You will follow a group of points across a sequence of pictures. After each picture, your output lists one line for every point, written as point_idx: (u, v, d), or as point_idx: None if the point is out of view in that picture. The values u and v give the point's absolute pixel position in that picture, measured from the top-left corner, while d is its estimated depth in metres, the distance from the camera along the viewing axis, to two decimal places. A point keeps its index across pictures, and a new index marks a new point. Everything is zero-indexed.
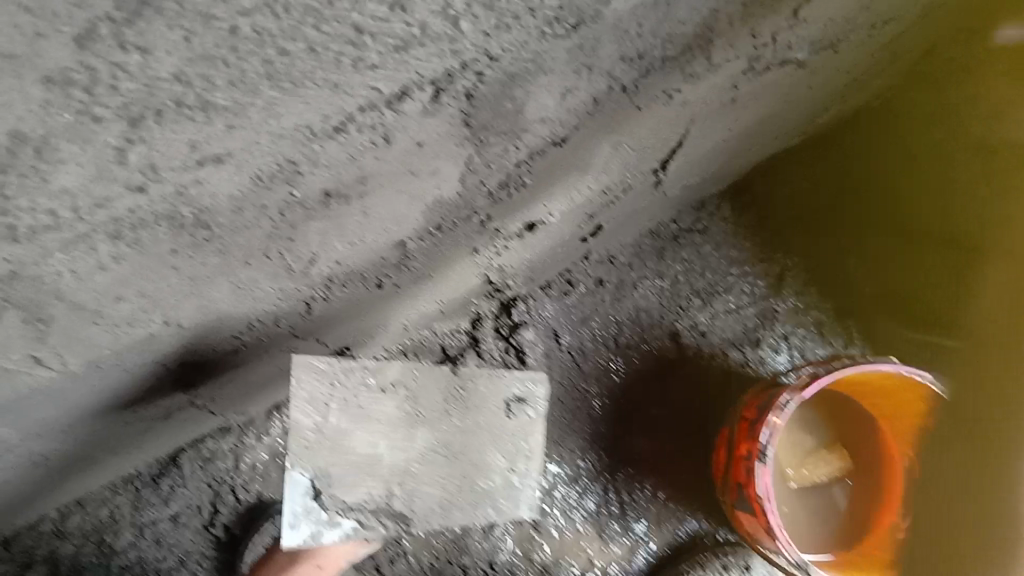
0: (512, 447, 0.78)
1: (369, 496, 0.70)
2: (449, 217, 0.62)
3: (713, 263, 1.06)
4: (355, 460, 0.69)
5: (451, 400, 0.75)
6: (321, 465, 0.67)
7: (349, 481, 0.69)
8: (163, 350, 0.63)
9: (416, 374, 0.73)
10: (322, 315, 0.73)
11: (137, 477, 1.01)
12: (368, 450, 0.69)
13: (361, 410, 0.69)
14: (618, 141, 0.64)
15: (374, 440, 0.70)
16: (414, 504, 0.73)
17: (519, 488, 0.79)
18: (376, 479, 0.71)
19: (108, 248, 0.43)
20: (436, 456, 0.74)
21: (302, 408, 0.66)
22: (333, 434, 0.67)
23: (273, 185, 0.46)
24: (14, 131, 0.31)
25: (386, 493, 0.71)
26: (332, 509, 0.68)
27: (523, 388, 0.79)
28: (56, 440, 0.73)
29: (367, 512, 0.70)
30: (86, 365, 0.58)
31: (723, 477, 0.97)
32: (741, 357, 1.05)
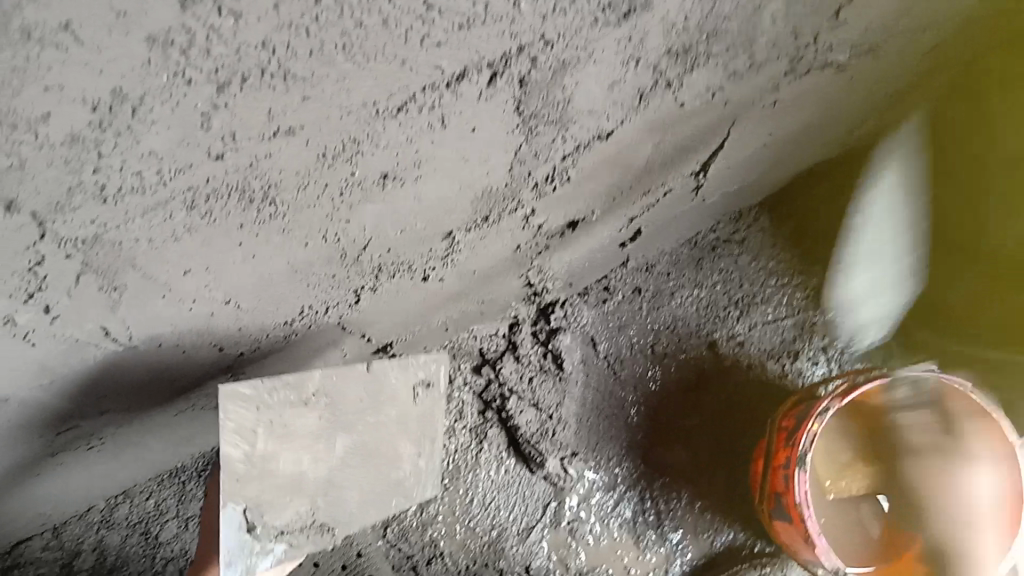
0: (420, 431, 0.76)
1: (296, 516, 0.64)
2: (496, 209, 0.65)
3: (751, 273, 1.07)
4: (282, 483, 0.62)
5: (364, 401, 0.69)
6: (253, 495, 0.60)
7: (278, 504, 0.62)
8: (220, 331, 0.66)
9: (333, 378, 0.66)
10: (369, 308, 0.76)
11: (183, 471, 1.05)
12: (293, 470, 0.63)
13: (288, 428, 0.62)
14: (659, 139, 0.67)
15: (298, 458, 0.64)
16: (339, 511, 0.68)
17: (428, 473, 0.78)
18: (302, 497, 0.64)
19: (183, 218, 0.46)
20: (356, 458, 0.69)
21: (233, 442, 0.58)
22: (261, 461, 0.60)
23: (336, 164, 0.49)
24: (115, 89, 0.34)
25: (310, 509, 0.65)
26: (264, 536, 0.61)
27: (427, 370, 0.76)
28: (112, 420, 0.76)
29: (297, 533, 0.64)
30: (148, 340, 0.61)
31: (761, 486, 0.98)
32: (779, 367, 1.07)
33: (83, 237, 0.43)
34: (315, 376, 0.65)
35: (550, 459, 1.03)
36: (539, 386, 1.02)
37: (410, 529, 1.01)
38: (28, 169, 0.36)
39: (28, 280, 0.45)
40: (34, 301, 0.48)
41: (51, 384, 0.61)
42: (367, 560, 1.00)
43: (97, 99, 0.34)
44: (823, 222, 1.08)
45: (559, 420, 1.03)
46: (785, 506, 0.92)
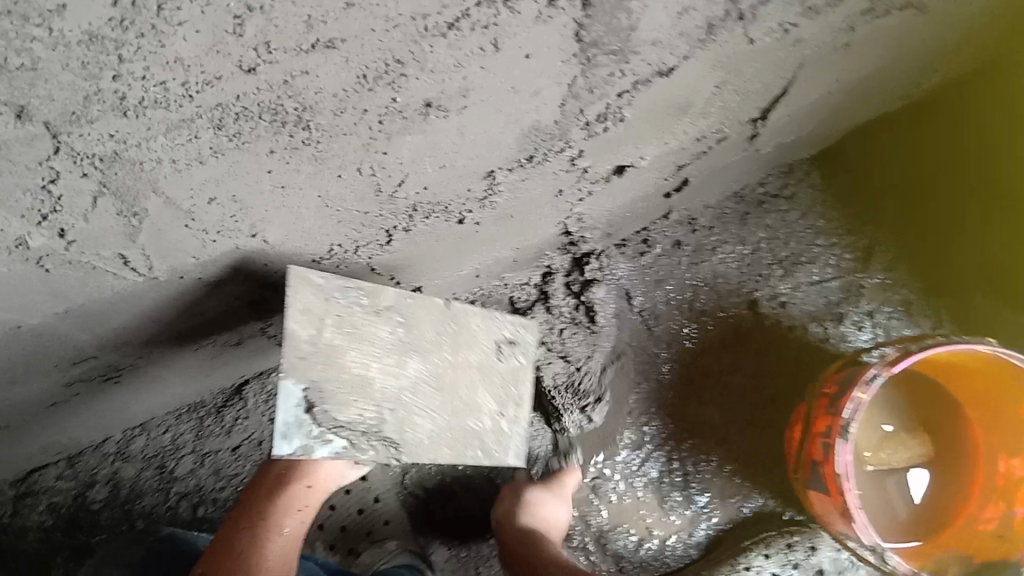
0: (502, 387, 0.69)
1: (360, 418, 0.60)
2: (542, 148, 0.60)
3: (798, 231, 1.03)
4: (345, 379, 0.60)
5: (442, 334, 0.66)
6: (314, 377, 0.58)
7: (342, 398, 0.59)
8: (244, 267, 0.62)
9: (407, 302, 0.65)
10: (399, 249, 0.71)
11: (202, 406, 1.01)
12: (359, 371, 0.61)
13: (355, 329, 0.61)
14: (720, 80, 0.62)
15: (365, 363, 0.61)
16: (404, 432, 0.63)
17: (511, 435, 0.69)
18: (369, 402, 0.61)
19: (209, 138, 0.42)
20: (427, 386, 0.65)
21: (298, 319, 0.58)
22: (325, 350, 0.59)
23: (376, 87, 0.44)
24: None
25: (376, 418, 0.61)
26: (323, 425, 0.58)
27: (515, 331, 0.71)
28: (130, 355, 0.74)
29: (359, 432, 0.60)
30: (170, 274, 0.57)
31: (797, 455, 0.95)
32: (821, 330, 1.02)
33: (101, 154, 0.40)
34: (390, 292, 0.64)
35: (569, 415, 0.98)
36: (570, 338, 0.97)
37: (429, 477, 1.00)
38: (40, 70, 0.32)
39: (43, 199, 0.42)
40: (48, 224, 0.44)
41: (68, 314, 0.58)
42: (384, 506, 0.99)
43: None
44: (856, 191, 1.04)
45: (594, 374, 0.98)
46: (823, 477, 0.89)
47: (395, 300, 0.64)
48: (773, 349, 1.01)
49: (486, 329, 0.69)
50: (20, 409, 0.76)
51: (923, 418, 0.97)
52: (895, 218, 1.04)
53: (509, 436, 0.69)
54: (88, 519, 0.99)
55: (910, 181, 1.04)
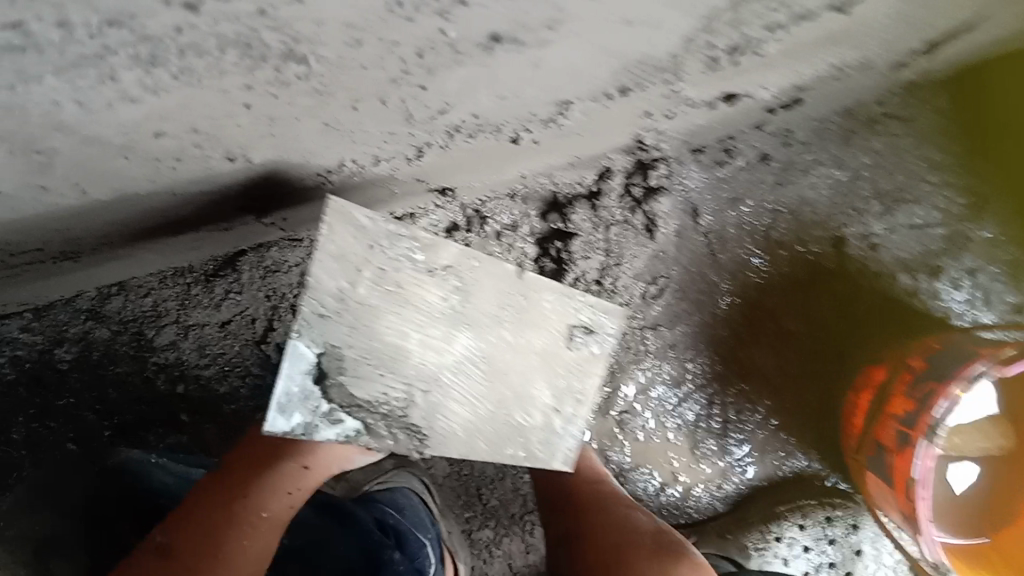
0: (566, 382, 0.56)
1: (385, 397, 0.51)
2: (645, 79, 0.44)
3: (910, 162, 0.86)
4: (380, 351, 0.50)
5: (505, 311, 0.54)
6: (336, 343, 0.48)
7: (362, 374, 0.50)
8: (224, 184, 0.47)
9: (469, 263, 0.52)
10: (430, 163, 0.55)
11: (190, 271, 0.85)
12: (394, 340, 0.50)
13: (396, 290, 0.50)
14: (905, 8, 0.44)
15: (403, 332, 0.51)
16: (434, 420, 0.52)
17: (561, 439, 0.57)
18: (399, 382, 0.51)
19: (138, 76, 0.26)
20: (471, 368, 0.53)
21: (327, 269, 0.48)
22: (356, 309, 0.49)
23: (416, 18, 0.28)
24: None
25: (404, 401, 0.51)
26: (337, 401, 0.49)
27: (596, 315, 0.56)
28: (86, 246, 0.59)
29: (379, 415, 0.51)
30: (117, 195, 0.42)
31: (859, 434, 0.82)
32: (911, 280, 0.86)
33: None
34: (455, 249, 0.52)
35: None
36: (619, 238, 0.83)
37: None
38: None
39: None
40: None
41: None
42: None
43: None
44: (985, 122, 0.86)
45: (633, 291, 0.85)
46: (891, 470, 0.76)
47: (454, 258, 0.52)
48: (857, 300, 0.86)
49: (561, 313, 0.55)
50: None
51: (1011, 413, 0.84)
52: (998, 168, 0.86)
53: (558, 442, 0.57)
54: (54, 380, 0.85)
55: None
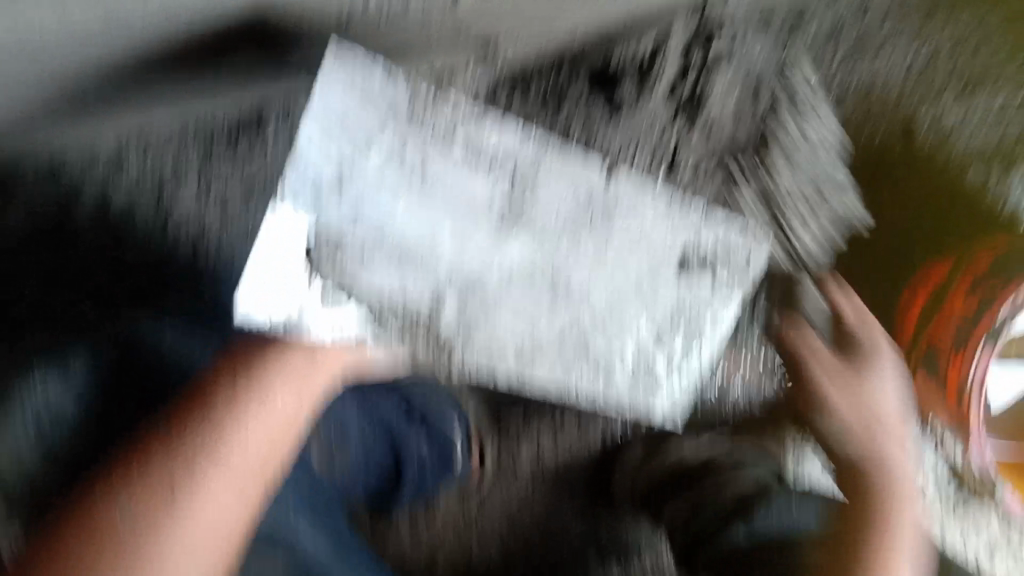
0: (674, 314, 0.59)
1: (405, 290, 0.53)
2: None
3: (996, 40, 0.77)
4: (398, 242, 0.51)
5: (581, 220, 0.55)
6: (329, 219, 0.49)
7: (373, 257, 0.51)
8: (228, 4, 0.42)
9: (529, 173, 0.53)
10: (463, 6, 0.50)
11: (212, 125, 0.74)
12: (419, 231, 0.52)
13: (426, 175, 0.50)
14: None
15: (432, 221, 0.52)
16: (473, 326, 0.56)
17: (667, 377, 0.63)
18: (424, 276, 0.53)
19: None
20: (536, 280, 0.56)
21: (326, 135, 0.48)
22: (365, 179, 0.49)
23: None
24: None
25: (433, 302, 0.54)
26: (331, 278, 0.51)
27: (720, 245, 0.58)
28: (95, 91, 0.55)
29: (385, 307, 0.53)
30: (99, 1, 0.38)
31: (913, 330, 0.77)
32: (983, 173, 0.77)
33: None
34: (509, 135, 0.52)
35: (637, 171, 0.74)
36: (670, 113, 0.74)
37: None
38: None
39: None
40: None
41: None
42: None
43: None
44: None
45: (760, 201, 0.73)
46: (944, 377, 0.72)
47: (521, 149, 0.53)
48: (913, 176, 0.77)
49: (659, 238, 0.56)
50: None
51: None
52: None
53: (660, 371, 0.62)
54: None
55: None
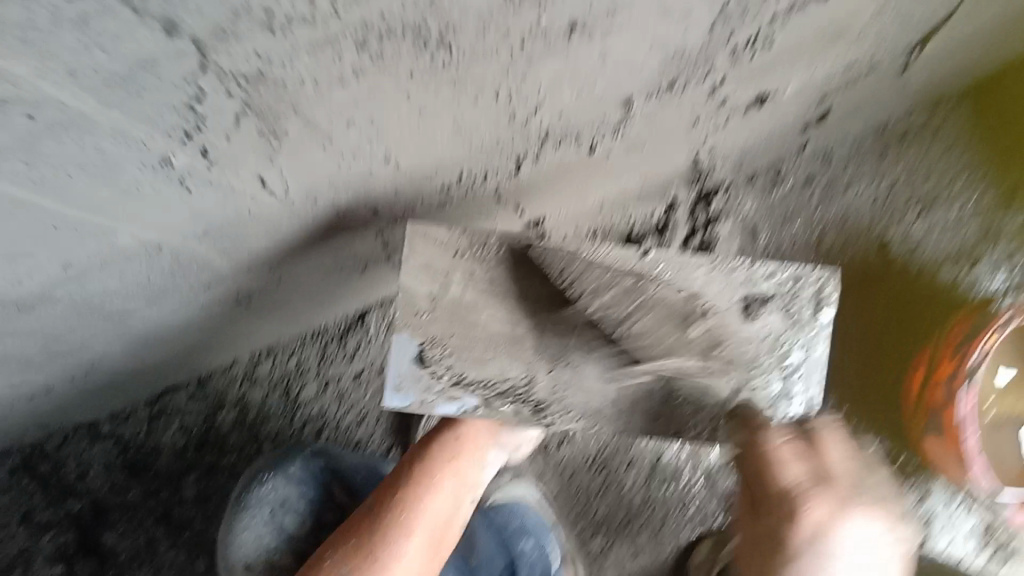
0: None
1: (507, 377, 0.69)
2: (685, 75, 0.58)
3: (941, 168, 0.96)
4: (487, 338, 0.70)
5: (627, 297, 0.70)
6: (434, 335, 0.69)
7: (486, 359, 0.69)
8: (377, 195, 0.63)
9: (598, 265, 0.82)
10: (529, 179, 0.70)
11: (325, 332, 1.03)
12: (505, 326, 0.70)
13: (492, 286, 0.70)
14: (883, 5, 0.58)
15: (512, 319, 0.70)
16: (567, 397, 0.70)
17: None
18: (517, 364, 0.69)
19: (352, 59, 0.41)
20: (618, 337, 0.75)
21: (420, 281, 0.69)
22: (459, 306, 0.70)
23: (523, 6, 0.42)
24: None
25: (525, 379, 0.70)
26: (445, 380, 0.69)
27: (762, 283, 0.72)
28: (260, 278, 0.76)
29: (497, 391, 0.69)
30: (305, 196, 0.58)
31: (914, 401, 0.90)
32: (952, 275, 0.95)
33: (246, 74, 0.39)
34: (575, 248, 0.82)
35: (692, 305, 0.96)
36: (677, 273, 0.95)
37: None
38: None
39: (188, 117, 0.42)
40: (190, 143, 0.45)
41: (205, 235, 0.60)
42: None
43: None
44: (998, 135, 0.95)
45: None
46: (941, 423, 0.85)
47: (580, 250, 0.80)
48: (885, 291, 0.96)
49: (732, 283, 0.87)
50: (157, 324, 0.78)
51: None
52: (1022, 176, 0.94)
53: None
54: (217, 441, 1.04)
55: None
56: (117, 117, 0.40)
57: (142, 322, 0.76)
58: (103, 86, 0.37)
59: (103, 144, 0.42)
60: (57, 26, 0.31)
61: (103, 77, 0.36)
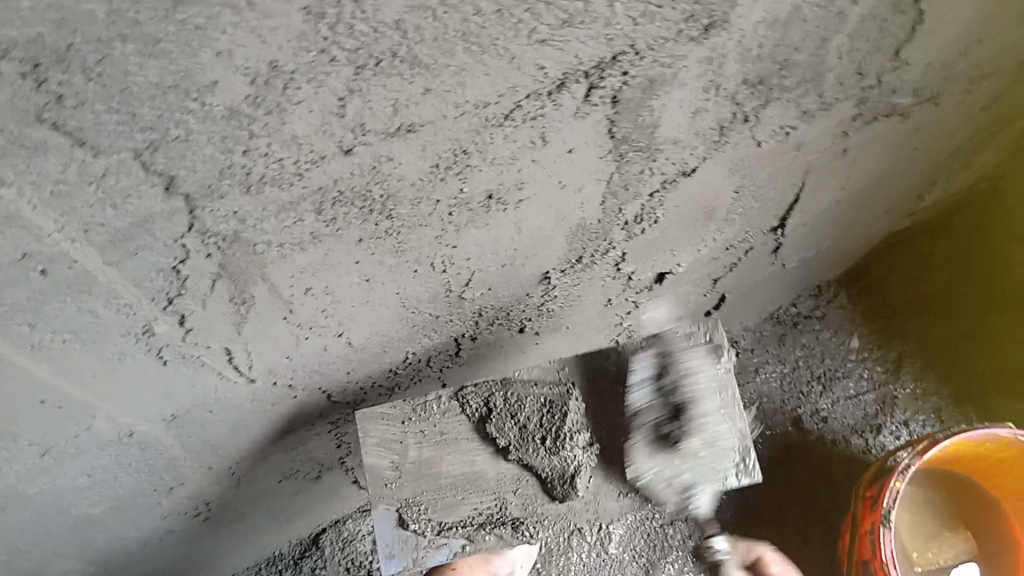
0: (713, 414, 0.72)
1: (477, 512, 0.72)
2: (589, 248, 0.68)
3: (833, 347, 1.08)
4: (450, 482, 0.72)
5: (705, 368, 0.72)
6: (405, 497, 0.71)
7: (450, 500, 0.72)
8: (333, 378, 0.70)
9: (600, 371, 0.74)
10: (470, 361, 0.78)
11: (280, 558, 1.04)
12: (464, 469, 0.72)
13: (445, 436, 0.73)
14: (739, 184, 0.70)
15: (468, 458, 0.73)
16: (532, 505, 0.73)
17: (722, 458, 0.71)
18: (486, 495, 0.73)
19: (311, 223, 0.51)
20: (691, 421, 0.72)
21: (375, 455, 0.71)
22: (416, 465, 0.72)
23: (448, 178, 0.53)
24: (258, 74, 0.39)
25: (496, 506, 0.72)
26: (428, 534, 0.71)
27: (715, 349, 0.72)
28: (221, 485, 0.80)
29: (476, 527, 0.72)
30: (266, 376, 0.65)
31: (847, 561, 0.94)
32: (863, 443, 1.03)
33: (224, 233, 0.48)
34: (521, 377, 0.75)
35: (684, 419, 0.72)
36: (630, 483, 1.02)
37: None
38: (190, 142, 0.41)
39: (172, 280, 0.50)
40: (171, 308, 0.52)
41: (174, 422, 0.65)
42: None
43: (255, 71, 0.39)
44: (872, 313, 1.09)
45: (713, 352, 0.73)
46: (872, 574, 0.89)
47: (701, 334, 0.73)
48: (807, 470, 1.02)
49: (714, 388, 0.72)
50: (117, 544, 0.80)
51: (964, 516, 1.01)
52: (953, 317, 1.07)
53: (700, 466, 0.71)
54: None
55: (900, 298, 1.09)
56: (115, 277, 0.48)
57: (101, 542, 0.78)
58: (108, 242, 0.45)
59: (98, 307, 0.49)
60: (81, 181, 0.41)
61: (109, 233, 0.44)
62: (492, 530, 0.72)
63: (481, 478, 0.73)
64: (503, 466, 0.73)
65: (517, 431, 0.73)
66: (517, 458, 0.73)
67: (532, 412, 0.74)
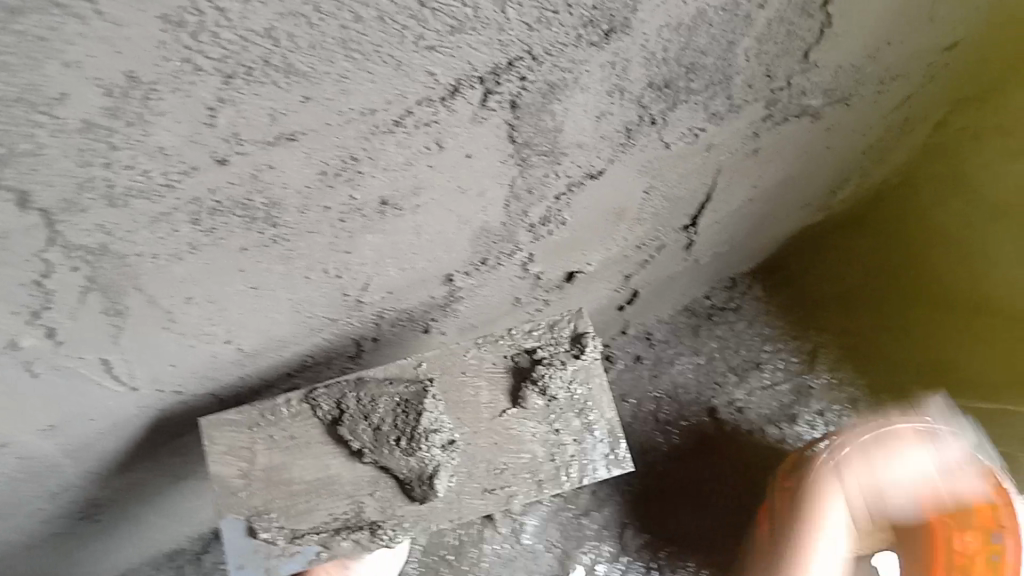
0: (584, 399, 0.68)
1: (332, 517, 0.64)
2: (493, 251, 0.66)
3: (747, 339, 1.08)
4: (302, 489, 0.64)
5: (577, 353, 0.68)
6: (256, 505, 0.63)
7: (299, 506, 0.63)
8: (225, 384, 0.67)
9: (459, 368, 0.68)
10: (371, 363, 0.75)
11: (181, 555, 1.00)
12: (318, 473, 0.64)
13: (296, 441, 0.65)
14: (650, 184, 0.69)
15: (324, 461, 0.65)
16: (391, 508, 0.64)
17: (592, 447, 0.67)
18: (341, 499, 0.64)
19: (188, 233, 0.47)
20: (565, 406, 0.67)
21: (223, 462, 0.63)
22: (266, 473, 0.64)
23: (336, 185, 0.50)
24: (113, 85, 0.36)
25: (352, 511, 0.64)
26: (282, 539, 0.63)
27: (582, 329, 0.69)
28: (111, 488, 0.76)
29: (331, 532, 0.63)
30: (152, 385, 0.62)
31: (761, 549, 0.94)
32: (778, 432, 1.03)
33: (90, 246, 0.45)
34: (376, 376, 0.67)
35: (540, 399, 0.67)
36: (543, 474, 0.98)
37: None
38: (42, 156, 0.38)
39: (36, 294, 0.46)
40: (38, 322, 0.49)
41: (52, 431, 0.61)
42: None
43: (111, 82, 0.36)
44: (788, 306, 1.10)
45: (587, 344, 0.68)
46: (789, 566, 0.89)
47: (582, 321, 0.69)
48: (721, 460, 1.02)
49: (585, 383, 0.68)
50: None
51: None
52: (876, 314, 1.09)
53: (573, 458, 0.66)
54: None
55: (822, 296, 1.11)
56: None
57: None
58: None
59: None
60: None
61: None
62: (348, 535, 0.63)
63: (337, 482, 0.64)
64: (361, 469, 0.65)
65: (371, 432, 0.65)
66: (373, 460, 0.64)
67: (387, 412, 0.66)
